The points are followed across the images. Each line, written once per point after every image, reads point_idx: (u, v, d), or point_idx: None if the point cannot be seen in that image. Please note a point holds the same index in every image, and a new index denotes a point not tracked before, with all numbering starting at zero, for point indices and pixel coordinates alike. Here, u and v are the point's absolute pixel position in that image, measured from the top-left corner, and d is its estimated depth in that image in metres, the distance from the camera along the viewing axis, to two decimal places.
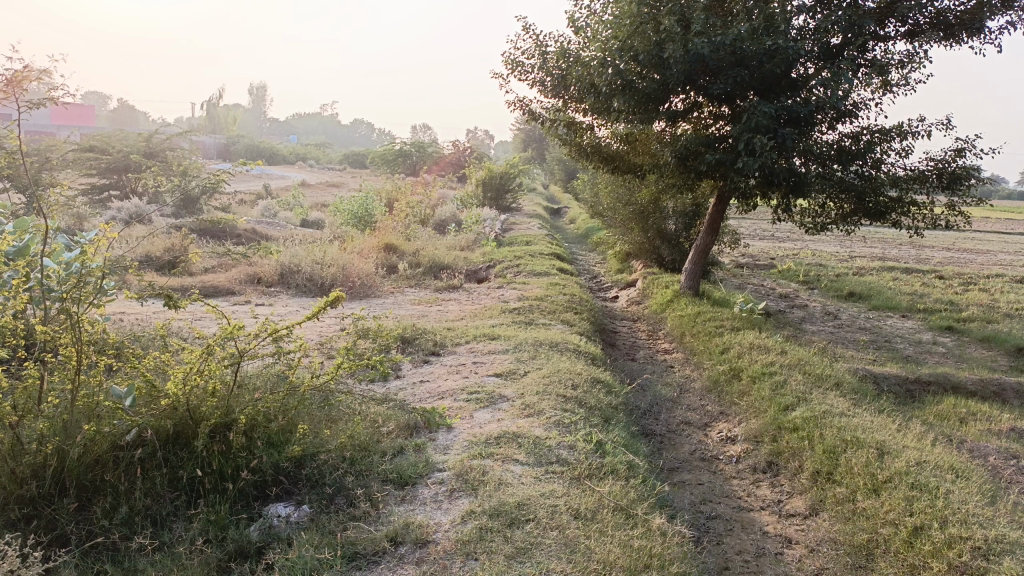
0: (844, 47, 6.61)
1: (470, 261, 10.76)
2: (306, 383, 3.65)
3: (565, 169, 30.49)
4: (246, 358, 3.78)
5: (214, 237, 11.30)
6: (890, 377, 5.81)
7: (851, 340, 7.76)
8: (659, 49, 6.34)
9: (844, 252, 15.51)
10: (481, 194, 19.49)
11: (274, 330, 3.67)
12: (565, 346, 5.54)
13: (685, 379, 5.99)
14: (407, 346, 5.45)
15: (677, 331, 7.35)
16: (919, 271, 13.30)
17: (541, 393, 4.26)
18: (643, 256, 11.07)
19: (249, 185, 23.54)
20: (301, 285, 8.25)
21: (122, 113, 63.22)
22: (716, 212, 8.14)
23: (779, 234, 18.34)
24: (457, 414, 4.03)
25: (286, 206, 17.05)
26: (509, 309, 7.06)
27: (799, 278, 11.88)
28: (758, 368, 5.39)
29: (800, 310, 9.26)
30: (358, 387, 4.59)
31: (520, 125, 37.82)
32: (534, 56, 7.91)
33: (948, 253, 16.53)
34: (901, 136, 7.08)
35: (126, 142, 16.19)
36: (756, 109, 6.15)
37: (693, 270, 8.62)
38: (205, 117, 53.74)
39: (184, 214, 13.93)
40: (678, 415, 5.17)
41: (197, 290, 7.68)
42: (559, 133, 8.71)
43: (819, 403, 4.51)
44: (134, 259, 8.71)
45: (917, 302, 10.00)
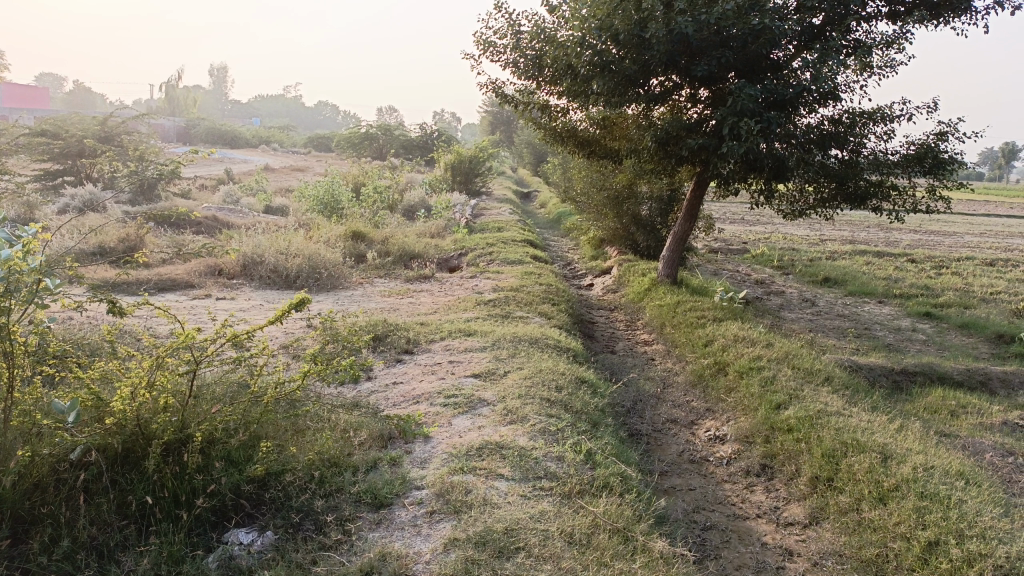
0: (828, 28, 6.42)
1: (441, 248, 10.45)
2: (269, 393, 3.35)
3: (534, 153, 30.15)
4: (203, 366, 3.48)
5: (173, 226, 10.83)
6: (877, 367, 5.65)
7: (831, 328, 7.62)
8: (640, 29, 6.06)
9: (815, 236, 15.47)
10: (450, 178, 19.10)
11: (235, 334, 3.37)
12: (545, 342, 5.28)
13: (668, 374, 5.78)
14: (379, 344, 5.15)
15: (656, 321, 7.14)
16: (890, 255, 13.25)
17: (524, 396, 4.00)
18: (618, 242, 10.85)
19: (210, 170, 22.88)
20: (266, 277, 7.89)
21: (78, 95, 61.32)
22: (694, 198, 7.91)
23: (750, 217, 18.24)
24: (434, 421, 3.75)
25: (249, 192, 16.53)
26: (484, 301, 6.78)
27: (773, 263, 11.76)
28: (745, 363, 5.18)
29: (778, 297, 9.11)
30: (327, 391, 4.27)
31: (488, 107, 37.32)
32: (507, 37, 7.59)
33: (917, 236, 16.58)
34: (883, 118, 6.90)
35: (79, 126, 15.52)
36: (741, 92, 5.92)
37: (671, 258, 8.41)
38: (164, 99, 52.32)
39: (142, 201, 13.40)
40: (664, 413, 4.95)
41: (154, 284, 7.28)
42: (533, 117, 8.41)
43: (813, 402, 4.32)
44: (87, 251, 8.26)
45: (893, 287, 9.91)
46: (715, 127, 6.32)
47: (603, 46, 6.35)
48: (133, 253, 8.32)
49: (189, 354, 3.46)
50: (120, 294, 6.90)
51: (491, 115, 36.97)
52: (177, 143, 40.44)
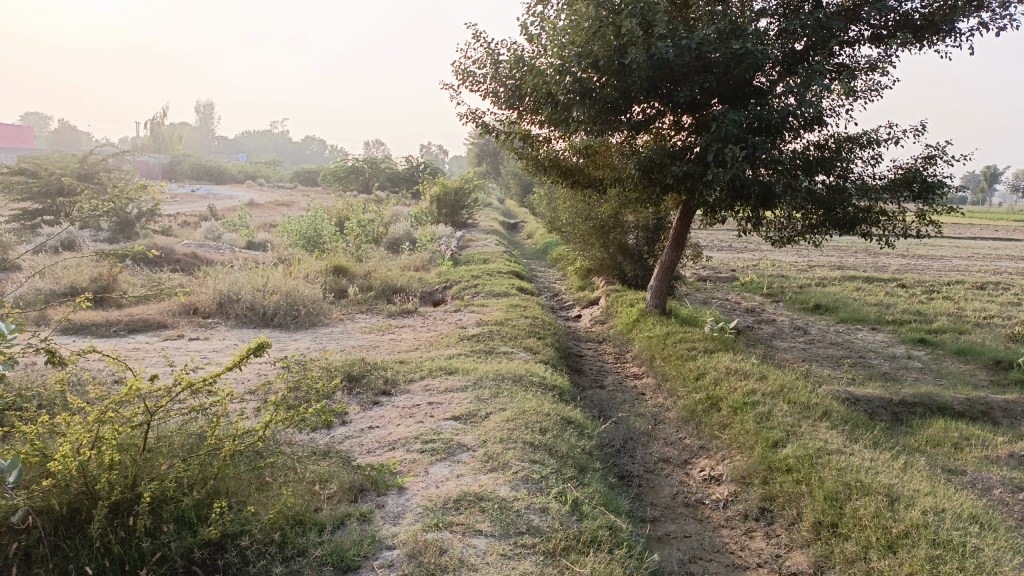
0: (811, 52, 6.31)
1: (425, 282, 10.23)
2: (229, 444, 3.11)
3: (521, 183, 30.12)
4: (158, 416, 3.25)
5: (151, 264, 10.57)
6: (875, 399, 5.43)
7: (824, 357, 7.43)
8: (620, 55, 5.93)
9: (803, 262, 15.35)
10: (436, 211, 18.94)
11: (191, 382, 3.15)
12: (529, 379, 5.05)
13: (658, 409, 5.55)
14: (355, 386, 4.90)
15: (645, 354, 6.93)
16: (880, 280, 13.12)
17: (506, 441, 3.75)
18: (605, 272, 10.67)
19: (194, 206, 22.67)
20: (242, 315, 7.65)
21: (64, 136, 61.19)
22: (680, 226, 7.74)
23: (739, 244, 18.14)
24: (409, 470, 3.49)
25: (232, 228, 16.31)
26: (467, 336, 6.56)
27: (763, 291, 11.59)
28: (738, 397, 4.95)
29: (769, 326, 8.93)
30: (298, 438, 4.02)
31: (474, 139, 37.38)
32: (486, 66, 7.46)
33: (905, 260, 16.51)
34: (870, 142, 6.78)
35: (59, 164, 15.28)
36: (725, 118, 5.78)
37: (659, 288, 8.20)
38: (150, 137, 52.27)
39: (122, 239, 13.16)
40: (655, 452, 4.72)
41: (125, 326, 7.02)
42: (516, 147, 8.27)
43: (812, 439, 4.10)
44: (58, 292, 8.00)
45: (885, 313, 9.75)
46: (701, 153, 6.17)
47: (584, 74, 6.22)
48: (106, 292, 8.05)
49: (142, 405, 3.23)
50: (88, 337, 6.65)
51: (478, 146, 37.01)
52: (162, 179, 40.20)
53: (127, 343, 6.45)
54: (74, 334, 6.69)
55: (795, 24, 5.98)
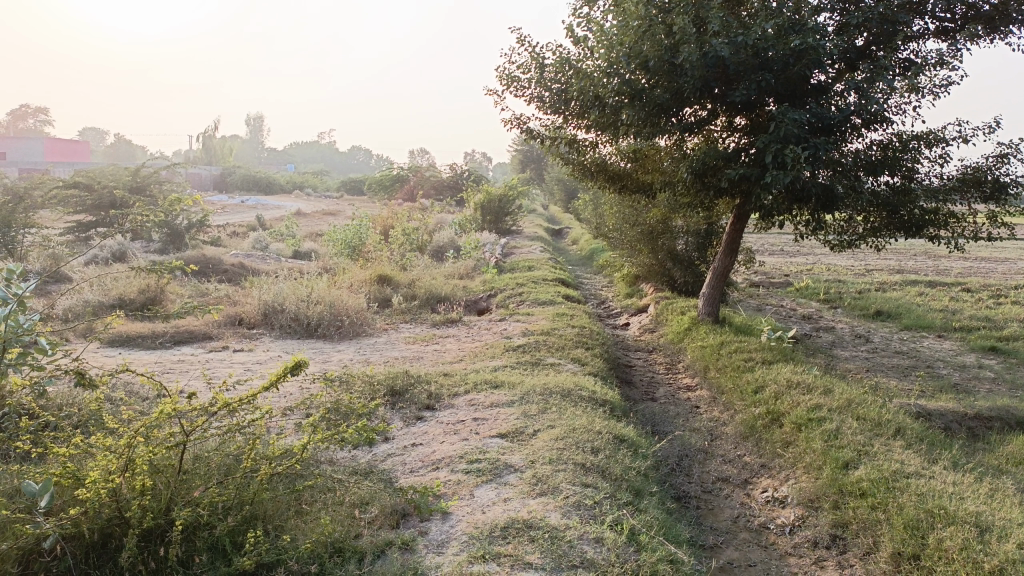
0: (873, 47, 5.98)
1: (470, 290, 10.07)
2: (265, 468, 2.98)
3: (565, 189, 29.91)
4: (193, 438, 3.14)
5: (199, 274, 10.64)
6: (947, 413, 5.02)
7: (889, 367, 7.04)
8: (671, 54, 5.69)
9: (859, 266, 14.82)
10: (480, 218, 18.82)
11: (225, 403, 3.04)
12: (578, 393, 4.83)
13: (714, 425, 5.27)
14: (398, 400, 4.75)
15: (699, 364, 6.65)
16: (942, 284, 12.56)
17: (556, 462, 3.54)
18: (654, 278, 10.39)
19: (244, 217, 22.97)
20: (286, 325, 7.58)
21: (119, 150, 62.85)
22: (733, 231, 7.42)
23: (790, 248, 17.63)
24: (454, 493, 3.31)
25: (279, 238, 16.41)
26: (512, 346, 6.37)
27: (819, 296, 11.15)
28: (802, 413, 4.66)
29: (827, 334, 8.54)
30: (339, 456, 3.88)
31: (517, 146, 37.27)
32: (531, 70, 7.28)
33: (968, 262, 15.82)
34: (937, 141, 6.40)
35: (112, 177, 15.57)
36: (784, 117, 5.49)
37: (712, 295, 7.89)
38: (202, 150, 53.42)
39: (171, 249, 13.30)
40: (713, 471, 4.45)
41: (170, 337, 7.01)
42: (562, 152, 8.06)
43: (887, 460, 3.80)
44: (107, 303, 8.05)
45: (951, 320, 9.25)
46: (757, 155, 5.88)
47: (632, 75, 5.99)
48: (153, 304, 8.07)
49: (176, 427, 3.12)
50: (134, 349, 6.64)
51: (522, 153, 36.91)
52: (212, 190, 41.02)
53: (172, 355, 6.42)
54: (121, 346, 6.71)
55: (857, 17, 5.66)
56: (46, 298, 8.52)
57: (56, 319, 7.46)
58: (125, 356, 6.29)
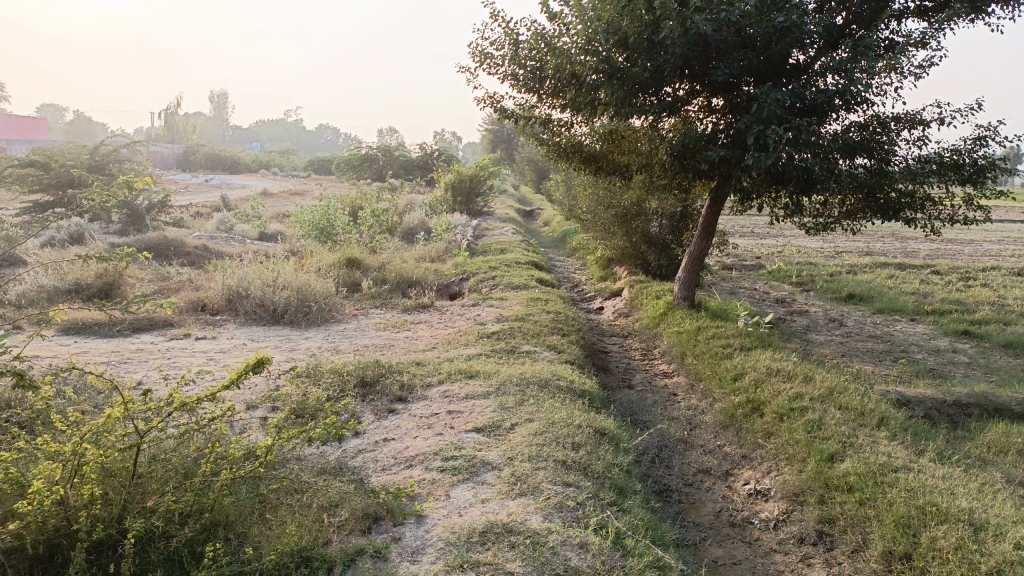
0: (854, 26, 5.86)
1: (441, 274, 9.86)
2: (226, 472, 2.81)
3: (536, 169, 29.69)
4: (148, 440, 2.93)
5: (160, 257, 10.30)
6: (926, 400, 4.93)
7: (865, 351, 7.01)
8: (651, 31, 5.52)
9: (830, 248, 14.86)
10: (451, 199, 18.56)
11: (182, 403, 2.85)
12: (556, 384, 4.68)
13: (693, 413, 5.16)
14: (369, 392, 4.56)
15: (676, 351, 6.54)
16: (912, 266, 12.62)
17: (535, 459, 3.40)
18: (627, 261, 10.27)
19: (208, 197, 22.42)
20: (251, 311, 7.33)
21: (78, 127, 61.10)
22: (709, 214, 7.28)
23: (761, 231, 17.65)
24: (429, 494, 3.14)
25: (244, 219, 16.01)
26: (486, 333, 6.20)
27: (792, 279, 11.12)
28: (785, 402, 4.55)
29: (802, 318, 8.49)
30: (307, 454, 3.69)
31: (487, 126, 36.86)
32: (505, 47, 7.06)
33: (936, 244, 15.95)
34: (916, 123, 6.31)
35: (70, 155, 15.03)
36: (766, 98, 5.36)
37: (687, 279, 7.77)
38: (164, 127, 52.14)
39: (132, 230, 12.85)
40: (694, 462, 4.33)
41: (129, 324, 6.72)
42: (536, 133, 7.86)
43: (873, 453, 3.71)
44: (62, 289, 7.70)
45: (923, 303, 9.27)
46: (737, 136, 5.75)
47: (610, 53, 5.81)
48: (111, 289, 7.75)
49: (129, 429, 2.90)
50: (90, 337, 6.35)
51: (492, 133, 36.55)
52: (175, 169, 40.09)
53: (130, 344, 6.15)
54: (76, 334, 6.42)
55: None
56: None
57: (8, 305, 7.13)
58: (81, 346, 6.01)
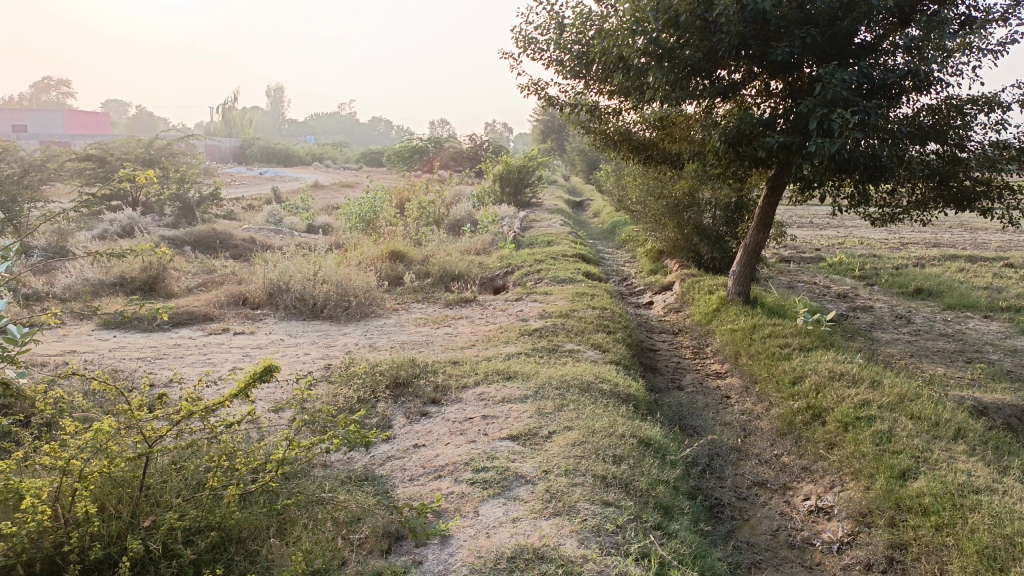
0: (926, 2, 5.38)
1: (486, 266, 9.64)
2: (235, 486, 2.61)
3: (587, 159, 29.28)
4: (159, 449, 2.76)
5: (206, 250, 10.32)
6: (1006, 407, 4.48)
7: (935, 351, 6.54)
8: (705, 9, 5.16)
9: (893, 239, 14.18)
10: (499, 190, 18.32)
11: (191, 412, 2.65)
12: (598, 387, 4.39)
13: (747, 418, 4.81)
14: (402, 394, 4.34)
15: (729, 349, 6.18)
16: (984, 259, 11.92)
17: (572, 473, 3.13)
18: (679, 254, 9.88)
19: (260, 189, 22.61)
20: (291, 305, 7.20)
21: (140, 123, 62.94)
22: (766, 205, 6.86)
23: (819, 221, 17.00)
24: (456, 511, 2.89)
25: (293, 211, 16.02)
26: (528, 330, 5.94)
27: (854, 273, 10.57)
28: (849, 410, 4.18)
29: (865, 314, 8.00)
30: (333, 462, 3.48)
31: (538, 115, 36.48)
32: (549, 31, 6.76)
33: (1007, 235, 15.13)
34: (993, 105, 5.79)
35: (125, 150, 15.24)
36: (830, 78, 4.95)
37: (742, 273, 7.36)
38: (222, 121, 53.13)
39: (183, 222, 12.91)
40: (748, 474, 4.00)
41: (169, 318, 6.66)
42: (582, 121, 7.55)
43: (951, 471, 3.34)
44: (108, 282, 7.68)
45: (997, 299, 8.66)
46: (798, 121, 5.35)
47: (659, 33, 5.46)
48: (154, 283, 7.73)
49: (139, 437, 2.73)
50: (130, 331, 6.31)
51: (542, 123, 36.21)
52: (232, 161, 40.83)
53: (168, 339, 6.07)
54: (117, 329, 6.38)
55: None
56: (46, 275, 8.19)
57: (53, 299, 7.14)
58: (119, 341, 5.96)
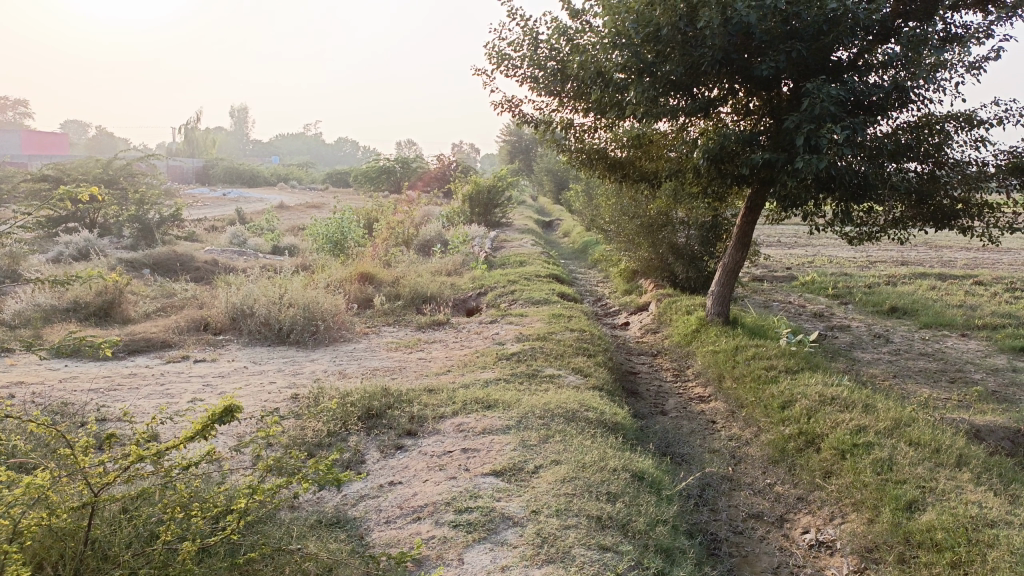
0: (907, 18, 5.31)
1: (458, 288, 9.39)
2: (191, 538, 2.32)
3: (555, 179, 29.25)
4: (104, 499, 2.45)
5: (166, 273, 9.92)
6: (999, 429, 4.35)
7: (917, 371, 6.44)
8: (687, 22, 5.04)
9: (862, 257, 14.25)
10: (468, 210, 18.09)
11: (140, 456, 2.35)
12: (584, 416, 4.16)
13: (736, 444, 4.62)
14: (375, 426, 4.07)
15: (712, 372, 6.00)
16: (953, 276, 11.98)
17: (564, 513, 2.90)
18: (653, 274, 9.74)
19: (224, 210, 22.08)
20: (255, 331, 6.88)
21: (99, 143, 61.67)
22: (745, 223, 6.71)
23: (788, 240, 17.07)
24: (438, 559, 2.63)
25: (258, 232, 15.60)
26: (505, 355, 5.71)
27: (828, 291, 10.52)
28: (845, 437, 4.01)
29: (843, 334, 7.91)
30: (301, 504, 3.19)
31: (505, 136, 36.45)
32: (523, 47, 6.60)
33: (971, 252, 15.31)
34: (972, 123, 5.72)
35: (82, 170, 14.72)
36: (818, 93, 4.83)
37: (721, 293, 7.20)
38: (184, 142, 52.19)
39: (143, 244, 12.45)
40: (743, 505, 3.80)
41: (124, 346, 6.29)
42: (557, 139, 7.37)
43: (961, 503, 3.18)
44: (60, 307, 7.27)
45: (972, 317, 8.65)
46: (782, 137, 5.23)
47: (640, 47, 5.32)
48: (109, 308, 7.34)
49: (82, 486, 2.41)
50: (82, 360, 5.93)
51: (510, 143, 36.20)
52: (194, 182, 40.06)
53: (124, 368, 5.71)
54: (67, 358, 5.99)
55: None
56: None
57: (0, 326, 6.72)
58: (69, 371, 5.59)
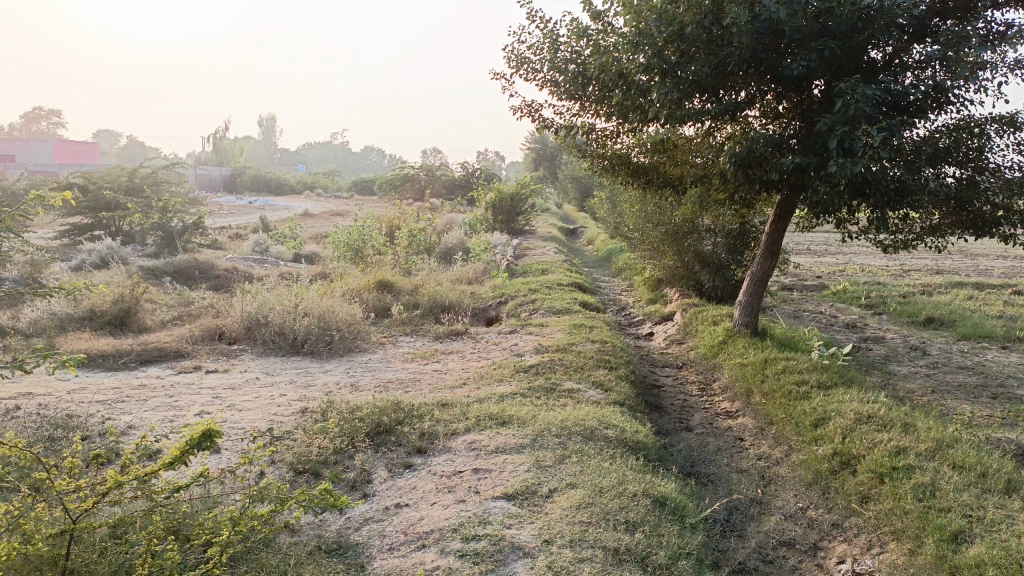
0: (945, 16, 5.03)
1: (478, 297, 9.21)
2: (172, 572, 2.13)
3: (579, 186, 28.98)
4: (82, 527, 2.27)
5: (185, 281, 9.85)
6: None
7: (957, 386, 6.13)
8: (712, 20, 4.82)
9: (895, 266, 13.83)
10: (490, 218, 17.92)
11: (117, 482, 2.17)
12: (603, 434, 3.94)
13: (765, 464, 4.37)
14: (384, 443, 3.88)
15: (740, 387, 5.74)
16: (991, 286, 11.56)
17: (579, 544, 2.70)
18: (678, 283, 9.48)
19: (247, 218, 22.08)
20: (270, 341, 6.74)
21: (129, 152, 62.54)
22: (773, 231, 6.45)
23: (817, 248, 16.66)
24: None
25: (281, 240, 15.55)
26: (523, 367, 5.50)
27: (860, 301, 10.18)
28: (883, 459, 3.75)
29: (877, 346, 7.60)
30: (301, 528, 3.01)
31: (529, 144, 36.27)
32: (543, 50, 6.41)
33: (1009, 261, 14.80)
34: (1015, 125, 5.42)
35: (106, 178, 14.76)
36: (852, 93, 4.57)
37: (748, 304, 6.93)
38: (212, 151, 52.68)
39: (165, 252, 12.42)
40: (773, 531, 3.56)
41: (136, 355, 6.18)
42: (578, 144, 7.17)
43: (1012, 536, 2.92)
44: (76, 315, 7.19)
45: (1013, 328, 8.28)
46: (813, 140, 4.98)
47: (664, 47, 5.11)
48: (124, 317, 7.25)
49: (57, 514, 2.23)
50: (93, 370, 5.81)
51: (534, 150, 36.01)
52: (220, 190, 40.34)
53: (134, 379, 5.58)
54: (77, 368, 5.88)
55: None
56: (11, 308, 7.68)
57: (15, 334, 6.64)
58: (79, 381, 5.47)
